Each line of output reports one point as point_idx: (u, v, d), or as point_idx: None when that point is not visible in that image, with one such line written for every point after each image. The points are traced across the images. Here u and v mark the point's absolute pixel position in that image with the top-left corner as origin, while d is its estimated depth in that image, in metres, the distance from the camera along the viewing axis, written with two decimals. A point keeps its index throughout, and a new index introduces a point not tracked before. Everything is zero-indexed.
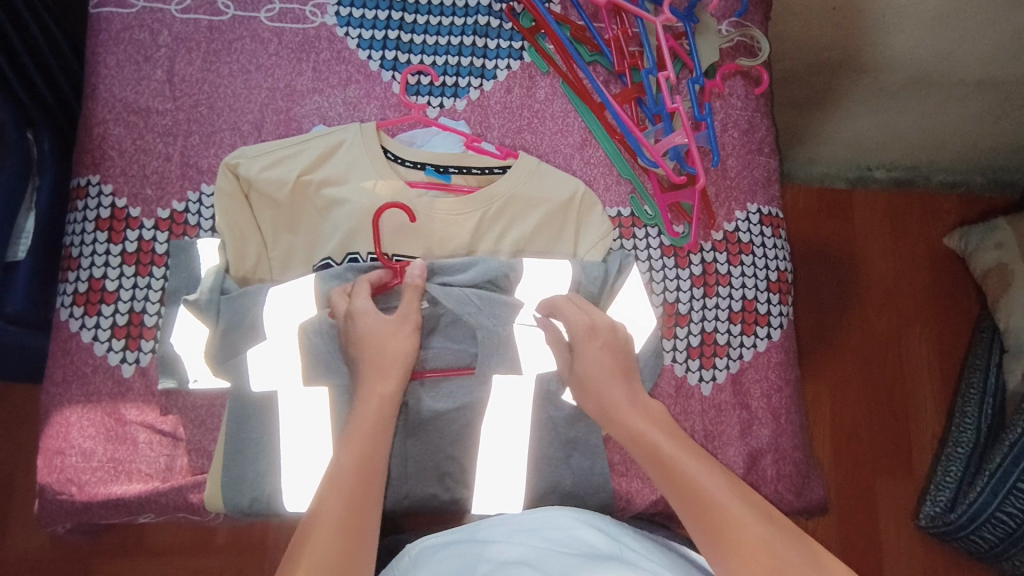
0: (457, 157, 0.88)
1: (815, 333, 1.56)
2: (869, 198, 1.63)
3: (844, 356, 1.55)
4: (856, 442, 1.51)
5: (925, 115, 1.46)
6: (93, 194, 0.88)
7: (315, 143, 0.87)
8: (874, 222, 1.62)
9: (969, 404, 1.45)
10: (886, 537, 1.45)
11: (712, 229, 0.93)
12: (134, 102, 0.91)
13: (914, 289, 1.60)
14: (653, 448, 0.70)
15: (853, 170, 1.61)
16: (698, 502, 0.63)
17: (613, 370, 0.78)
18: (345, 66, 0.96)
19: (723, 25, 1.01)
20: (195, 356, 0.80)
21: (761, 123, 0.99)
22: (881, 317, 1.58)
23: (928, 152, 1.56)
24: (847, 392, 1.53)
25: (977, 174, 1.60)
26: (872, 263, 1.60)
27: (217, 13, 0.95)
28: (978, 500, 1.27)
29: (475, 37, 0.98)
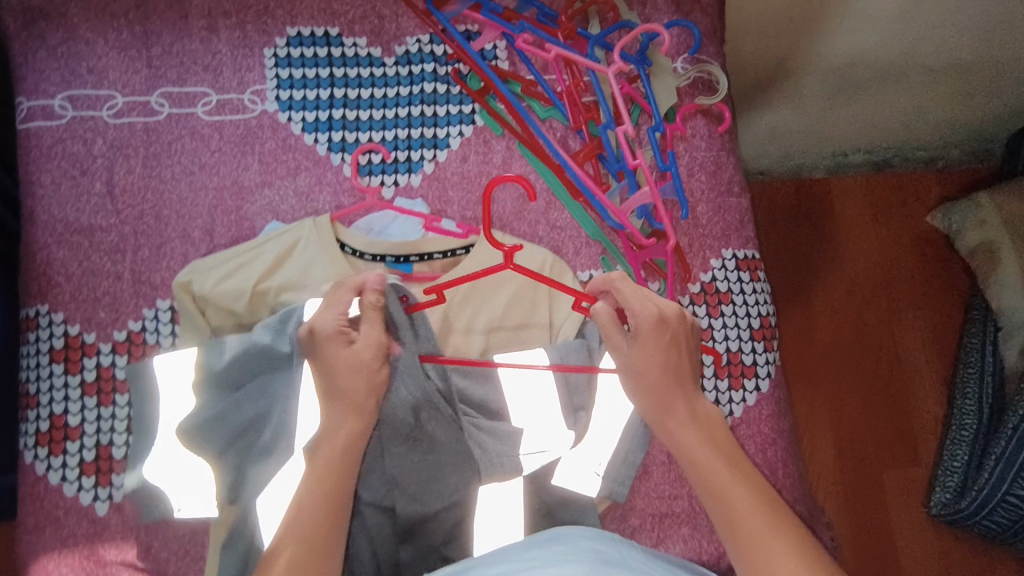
0: (415, 245, 0.85)
1: (805, 336, 1.54)
2: (847, 185, 1.60)
3: (838, 352, 1.54)
4: (858, 438, 1.50)
5: (895, 103, 1.44)
6: (44, 324, 0.84)
7: (269, 245, 0.84)
8: (854, 211, 1.59)
9: (968, 383, 1.43)
10: (899, 531, 1.44)
11: (689, 282, 0.91)
12: (75, 221, 0.87)
13: (901, 274, 1.57)
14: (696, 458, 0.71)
15: (829, 158, 1.58)
16: (734, 523, 0.66)
17: (670, 371, 0.73)
18: (292, 154, 0.92)
19: (678, 63, 0.97)
20: (181, 486, 0.78)
21: (728, 162, 0.96)
22: (870, 311, 1.55)
23: (902, 135, 1.53)
24: (846, 389, 1.52)
25: (954, 148, 1.57)
26: (857, 253, 1.58)
27: (151, 113, 0.91)
28: (987, 484, 1.26)
29: (423, 106, 0.94)
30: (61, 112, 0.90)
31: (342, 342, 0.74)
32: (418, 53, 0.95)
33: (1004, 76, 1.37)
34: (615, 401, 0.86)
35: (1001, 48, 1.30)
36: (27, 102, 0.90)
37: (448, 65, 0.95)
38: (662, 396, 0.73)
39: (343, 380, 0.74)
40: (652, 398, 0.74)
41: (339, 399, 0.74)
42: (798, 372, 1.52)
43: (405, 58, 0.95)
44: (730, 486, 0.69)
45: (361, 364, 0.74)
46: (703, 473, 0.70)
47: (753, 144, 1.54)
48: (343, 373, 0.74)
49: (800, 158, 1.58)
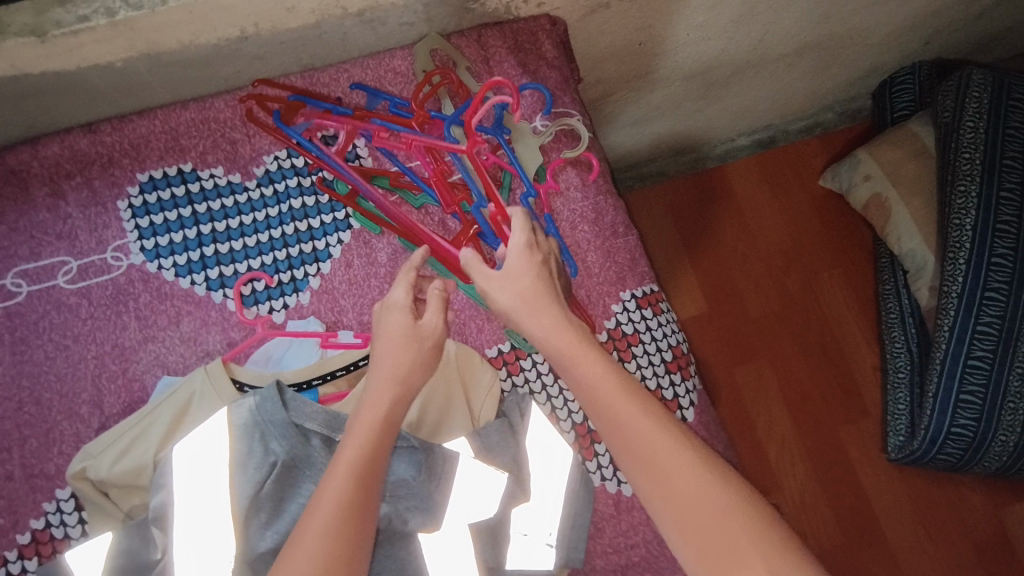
0: (317, 366, 0.84)
1: (736, 325, 1.58)
2: (740, 168, 1.66)
3: (770, 326, 1.58)
4: (809, 402, 1.54)
5: (760, 88, 1.50)
6: None
7: (161, 410, 0.80)
8: (752, 191, 1.65)
9: (893, 330, 1.47)
10: (865, 482, 1.50)
11: (596, 333, 0.92)
12: None
13: (809, 237, 1.64)
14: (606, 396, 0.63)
15: (718, 146, 1.65)
16: (652, 464, 0.60)
17: (543, 291, 0.70)
18: (170, 302, 0.89)
19: (538, 122, 1.00)
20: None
21: (607, 206, 0.98)
22: (789, 279, 1.62)
23: (779, 113, 1.62)
24: (786, 358, 1.57)
25: (826, 112, 1.66)
26: (765, 228, 1.64)
27: (10, 296, 0.87)
28: (933, 422, 1.31)
29: (295, 222, 0.93)
30: None
31: (408, 315, 0.72)
32: (278, 170, 0.94)
33: (848, 47, 1.44)
34: (550, 472, 0.86)
35: (840, 25, 1.37)
36: None
37: (312, 176, 0.94)
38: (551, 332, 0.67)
39: (400, 353, 0.70)
40: (521, 309, 0.69)
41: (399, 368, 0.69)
42: (736, 354, 1.56)
43: (267, 177, 0.94)
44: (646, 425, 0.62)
45: (419, 339, 0.71)
46: (608, 413, 0.63)
47: (645, 149, 1.59)
48: (406, 340, 0.70)
49: (695, 150, 1.64)
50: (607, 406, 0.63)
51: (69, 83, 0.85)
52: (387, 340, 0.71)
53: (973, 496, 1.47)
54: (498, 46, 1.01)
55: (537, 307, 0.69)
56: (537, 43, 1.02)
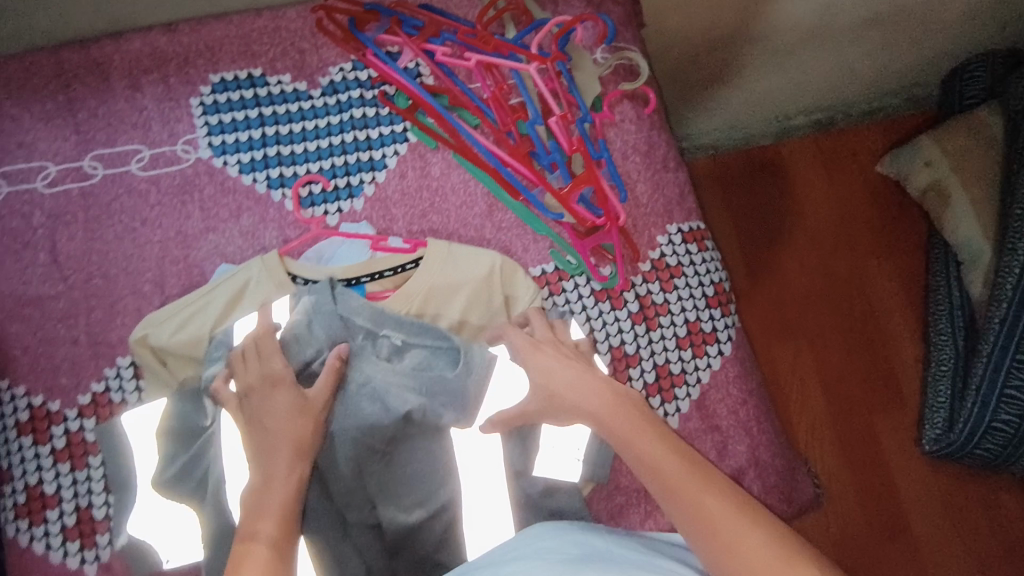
0: (367, 265, 0.86)
1: (778, 301, 1.55)
2: (796, 147, 1.61)
3: (811, 307, 1.55)
4: (844, 385, 1.51)
5: (826, 61, 1.44)
6: (7, 399, 0.85)
7: (220, 290, 0.85)
8: (806, 167, 1.61)
9: (940, 321, 1.43)
10: (897, 470, 1.46)
11: (639, 261, 0.92)
12: (24, 294, 0.88)
13: (860, 221, 1.60)
14: (677, 479, 0.66)
15: (774, 125, 1.58)
16: (719, 536, 0.60)
17: (586, 374, 0.79)
18: (232, 196, 0.93)
19: (598, 54, 0.99)
20: (165, 537, 0.79)
21: (660, 141, 0.98)
22: (836, 261, 1.58)
23: (840, 91, 1.54)
24: (824, 340, 1.53)
25: (892, 97, 1.59)
26: (814, 207, 1.60)
27: (86, 178, 0.92)
28: (973, 415, 1.26)
29: (355, 131, 0.95)
30: None
31: (293, 390, 0.75)
32: (343, 81, 0.97)
33: (924, 20, 1.38)
34: None
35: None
36: None
37: (374, 89, 0.96)
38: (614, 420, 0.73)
39: (290, 426, 0.73)
40: (568, 397, 0.78)
41: (292, 437, 0.72)
42: (772, 330, 1.53)
43: (331, 87, 0.96)
44: (725, 504, 0.62)
45: (306, 410, 0.75)
46: (681, 494, 0.64)
47: (699, 117, 1.52)
48: (298, 416, 0.74)
49: (748, 126, 1.57)
50: (681, 491, 0.64)
51: None
52: (266, 413, 0.74)
53: (1005, 490, 1.44)
54: None
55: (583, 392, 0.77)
56: None
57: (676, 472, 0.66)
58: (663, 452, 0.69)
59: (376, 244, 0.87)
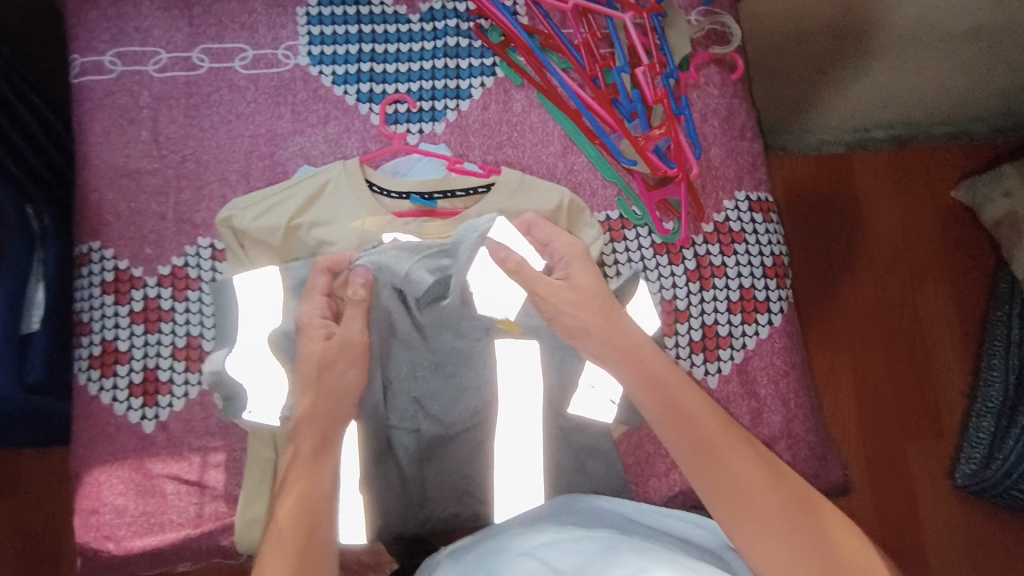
0: (442, 182, 0.89)
1: (829, 310, 1.49)
2: (868, 160, 1.55)
3: (860, 322, 1.49)
4: (881, 406, 1.45)
5: (916, 71, 1.36)
6: (96, 259, 0.92)
7: (301, 186, 0.89)
8: (876, 177, 1.54)
9: (994, 357, 1.38)
10: (921, 498, 1.40)
11: (702, 222, 0.94)
12: (124, 166, 0.94)
13: (923, 245, 1.52)
14: (701, 442, 0.67)
15: (849, 134, 1.51)
16: (732, 491, 0.65)
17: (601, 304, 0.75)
18: (323, 104, 0.97)
19: (693, 16, 1.00)
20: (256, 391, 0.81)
21: (741, 109, 0.98)
22: (892, 279, 1.51)
23: (927, 107, 1.46)
24: (868, 356, 1.47)
25: (978, 123, 1.51)
26: (878, 220, 1.53)
27: (193, 68, 0.97)
28: (1012, 453, 1.25)
29: (446, 59, 0.99)
30: (110, 67, 0.97)
31: (321, 332, 0.76)
32: (441, 10, 1.00)
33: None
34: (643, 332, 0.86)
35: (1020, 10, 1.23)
36: (79, 57, 0.97)
37: (470, 21, 1.00)
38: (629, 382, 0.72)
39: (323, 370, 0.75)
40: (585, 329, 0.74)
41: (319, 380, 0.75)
42: (817, 338, 1.47)
43: (429, 15, 1.00)
44: (753, 465, 0.66)
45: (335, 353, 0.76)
46: (700, 450, 0.67)
47: (776, 107, 1.46)
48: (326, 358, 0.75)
49: (824, 131, 1.51)
50: (706, 453, 0.67)
51: None
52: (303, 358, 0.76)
53: None
54: None
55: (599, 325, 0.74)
56: None
57: (699, 433, 0.68)
58: (683, 406, 0.70)
59: (451, 164, 0.89)
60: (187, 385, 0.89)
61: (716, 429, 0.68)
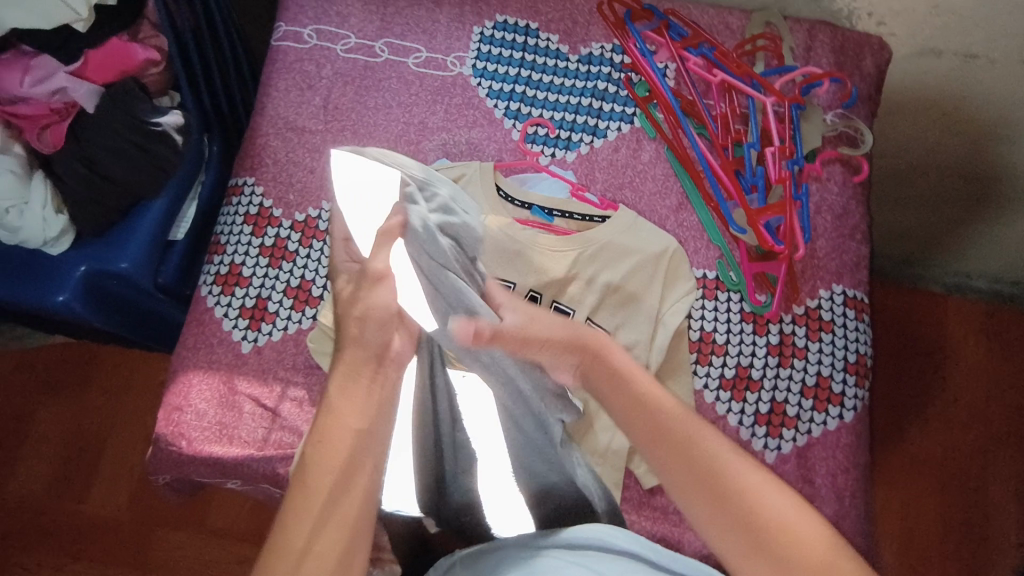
0: (564, 202, 0.97)
1: (893, 455, 1.42)
2: (963, 308, 1.50)
3: (921, 466, 1.41)
4: (928, 561, 1.35)
5: None
6: (247, 193, 1.04)
7: (438, 174, 0.98)
8: (967, 330, 1.49)
9: None
10: None
11: (794, 303, 0.97)
12: (293, 121, 1.07)
13: (1005, 408, 1.44)
14: (657, 432, 0.61)
15: (950, 275, 1.50)
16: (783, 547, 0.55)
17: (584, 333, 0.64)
18: (473, 111, 1.08)
19: (829, 114, 1.05)
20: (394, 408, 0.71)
21: (856, 210, 1.02)
22: (966, 435, 1.42)
23: None
24: (922, 505, 1.39)
25: None
26: (960, 370, 1.46)
27: (373, 55, 1.10)
28: None
29: (592, 99, 1.08)
30: (307, 38, 1.11)
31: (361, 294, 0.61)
32: (599, 56, 1.10)
33: None
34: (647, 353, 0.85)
35: None
36: (284, 26, 1.12)
37: (622, 72, 1.09)
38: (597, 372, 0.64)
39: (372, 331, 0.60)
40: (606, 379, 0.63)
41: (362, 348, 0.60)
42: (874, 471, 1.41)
43: (587, 58, 1.10)
44: (722, 450, 0.60)
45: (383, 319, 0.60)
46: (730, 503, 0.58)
47: (886, 228, 1.46)
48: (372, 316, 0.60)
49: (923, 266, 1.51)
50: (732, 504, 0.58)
51: None
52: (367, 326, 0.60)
53: None
54: (823, 41, 1.08)
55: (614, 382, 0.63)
56: (860, 54, 1.07)
57: (660, 421, 0.61)
58: (643, 389, 0.63)
59: (575, 190, 0.99)
60: (289, 320, 0.98)
61: (742, 468, 0.59)
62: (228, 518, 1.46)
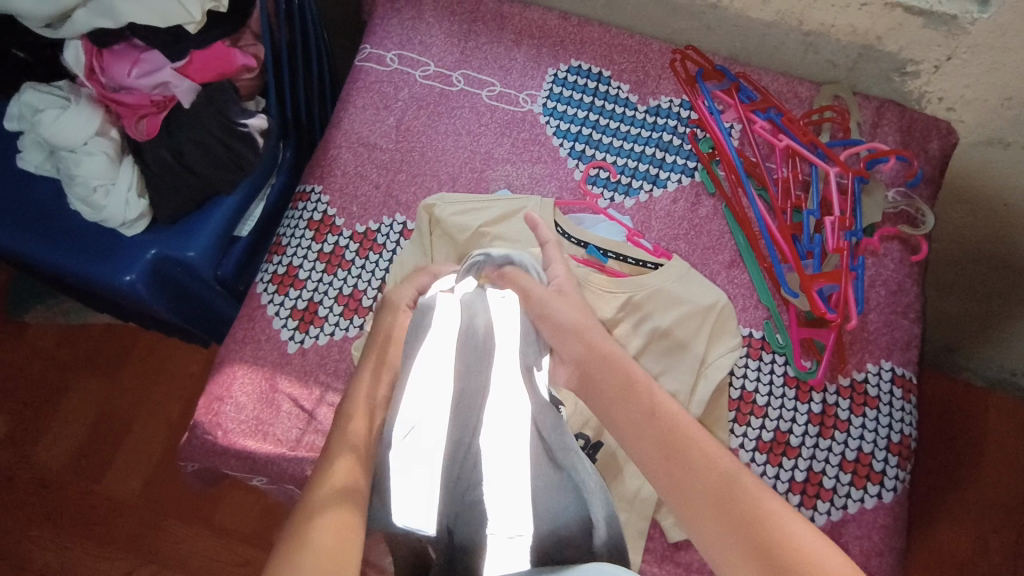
0: (619, 245, 0.98)
1: (924, 551, 1.36)
2: (1005, 406, 1.46)
3: (952, 566, 1.34)
4: None
5: None
6: (313, 200, 1.07)
7: (500, 204, 1.01)
8: (1008, 431, 1.44)
9: None
10: None
11: (840, 374, 0.96)
12: (365, 137, 1.11)
13: None
14: (673, 446, 0.65)
15: (995, 371, 1.46)
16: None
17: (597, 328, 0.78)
18: (539, 148, 1.11)
19: (891, 192, 1.05)
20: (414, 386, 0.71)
21: (911, 289, 1.01)
22: (1003, 541, 1.35)
23: None
24: None
25: None
26: (1001, 471, 1.41)
27: (449, 84, 1.15)
28: None
29: (656, 149, 1.10)
30: (389, 62, 1.16)
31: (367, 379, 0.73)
32: (667, 109, 1.13)
33: None
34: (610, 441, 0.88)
35: None
36: (369, 48, 1.18)
37: (688, 127, 1.11)
38: (599, 374, 0.73)
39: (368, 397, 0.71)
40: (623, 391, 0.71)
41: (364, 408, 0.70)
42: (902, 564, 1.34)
43: (655, 110, 1.13)
44: (740, 471, 0.63)
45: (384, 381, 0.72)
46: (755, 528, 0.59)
47: (936, 313, 1.43)
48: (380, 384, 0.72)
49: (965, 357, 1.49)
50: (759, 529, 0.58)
51: None
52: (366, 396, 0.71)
53: None
54: (891, 119, 1.09)
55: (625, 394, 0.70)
56: (927, 137, 1.08)
57: (672, 436, 0.66)
58: (657, 403, 0.69)
59: (630, 235, 1.01)
60: (336, 327, 1.00)
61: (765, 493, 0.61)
62: (237, 517, 1.46)
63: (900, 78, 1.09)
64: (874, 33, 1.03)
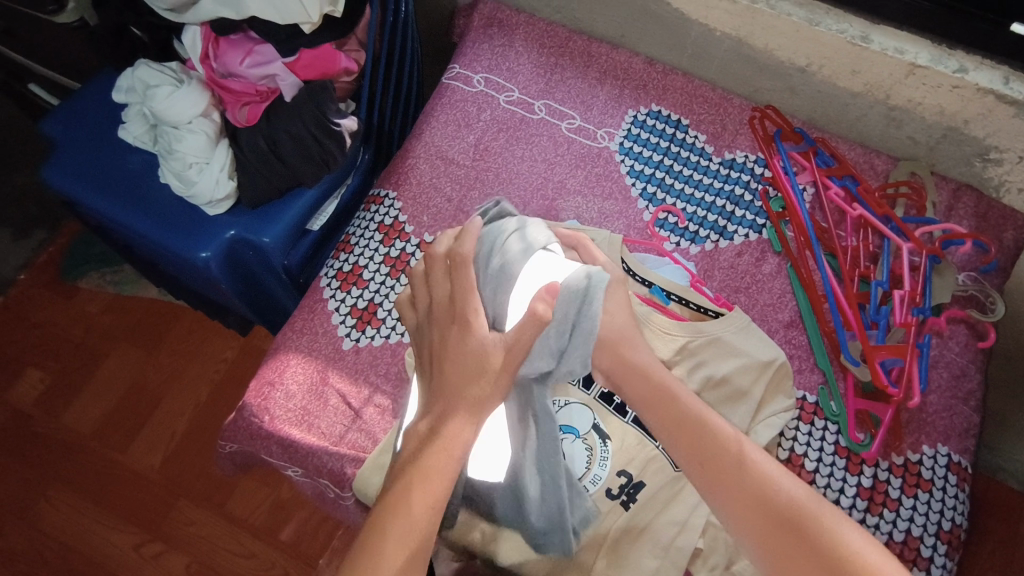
0: (683, 289, 0.98)
1: None
2: None
3: None
4: None
5: None
6: (386, 204, 1.10)
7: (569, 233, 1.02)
8: None
9: None
10: None
11: (893, 452, 0.93)
12: (443, 152, 1.14)
13: None
14: (708, 453, 0.68)
15: None
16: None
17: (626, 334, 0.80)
18: (612, 184, 1.12)
19: (961, 275, 1.05)
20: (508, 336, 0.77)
21: (974, 376, 0.99)
22: None
23: None
24: None
25: None
26: None
27: (531, 112, 1.18)
28: None
29: (726, 201, 1.11)
30: (475, 83, 1.20)
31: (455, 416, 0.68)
32: (741, 164, 1.14)
33: None
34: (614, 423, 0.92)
35: None
36: (458, 68, 1.22)
37: (761, 184, 1.12)
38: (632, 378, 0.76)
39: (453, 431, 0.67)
40: (655, 401, 0.73)
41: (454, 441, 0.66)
42: None
43: (730, 163, 1.14)
44: (780, 475, 0.66)
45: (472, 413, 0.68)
46: (796, 528, 0.62)
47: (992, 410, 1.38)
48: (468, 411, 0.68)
49: None
50: (801, 528, 0.61)
51: (673, 24, 1.16)
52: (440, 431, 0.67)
53: None
54: (967, 204, 1.09)
55: (659, 407, 0.73)
56: (1003, 225, 1.07)
57: (708, 445, 0.68)
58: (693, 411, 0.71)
59: (694, 282, 1.02)
60: (392, 331, 1.01)
61: (807, 493, 0.64)
62: (250, 507, 1.45)
63: (981, 163, 1.09)
64: (962, 116, 1.03)
